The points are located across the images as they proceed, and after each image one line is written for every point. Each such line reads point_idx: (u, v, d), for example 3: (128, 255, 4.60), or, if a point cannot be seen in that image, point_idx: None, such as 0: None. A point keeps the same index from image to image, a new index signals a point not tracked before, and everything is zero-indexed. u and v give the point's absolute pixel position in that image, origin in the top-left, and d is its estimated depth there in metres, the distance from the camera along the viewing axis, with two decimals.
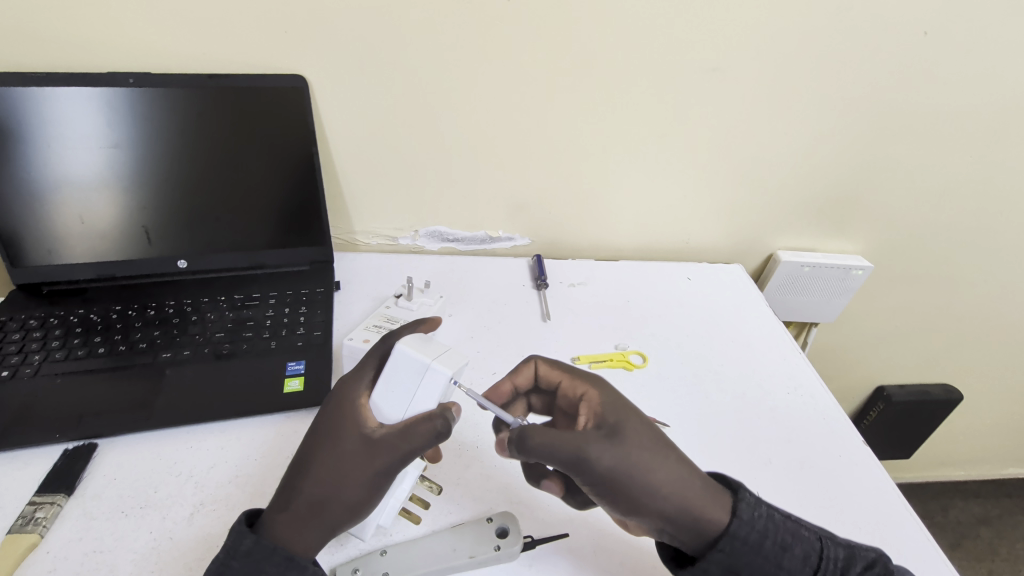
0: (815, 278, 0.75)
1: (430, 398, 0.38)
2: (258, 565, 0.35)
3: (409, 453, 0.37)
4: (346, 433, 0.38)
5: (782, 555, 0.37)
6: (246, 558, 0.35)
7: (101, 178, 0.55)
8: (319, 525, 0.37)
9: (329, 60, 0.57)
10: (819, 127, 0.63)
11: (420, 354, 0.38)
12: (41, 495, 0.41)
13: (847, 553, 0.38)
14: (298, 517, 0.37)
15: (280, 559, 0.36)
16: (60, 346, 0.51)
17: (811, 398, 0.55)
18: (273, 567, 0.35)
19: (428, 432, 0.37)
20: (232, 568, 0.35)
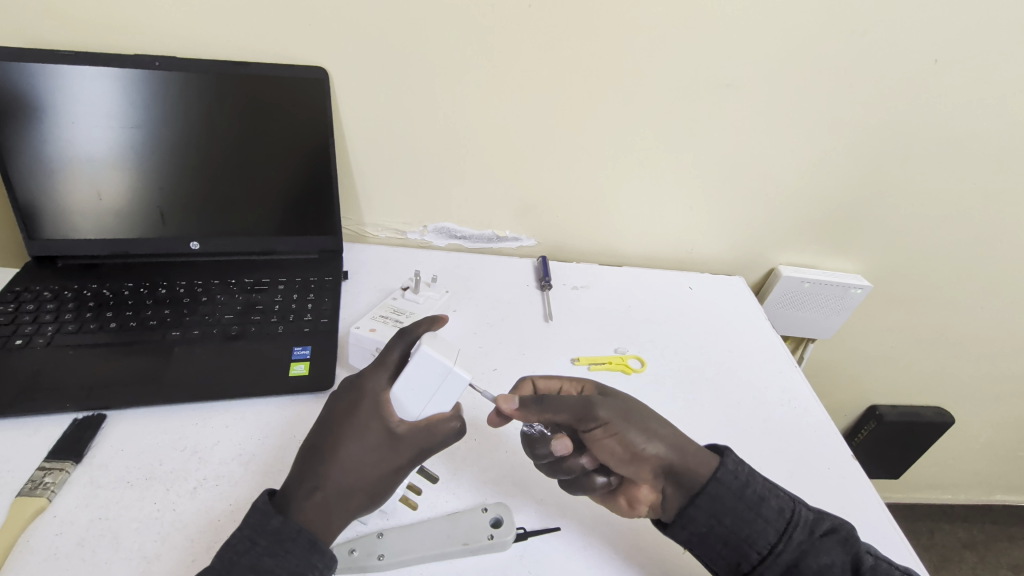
0: (815, 294, 0.76)
1: (451, 397, 0.41)
2: (281, 547, 0.35)
3: (430, 446, 0.41)
4: (371, 426, 0.40)
5: (773, 496, 0.40)
6: (270, 537, 0.36)
7: (121, 156, 0.56)
8: (341, 511, 0.38)
9: (350, 53, 0.58)
10: (826, 146, 0.64)
11: (442, 356, 0.40)
12: (50, 461, 0.42)
13: (815, 515, 0.40)
14: (322, 503, 0.38)
15: (304, 540, 0.36)
16: (73, 319, 0.53)
17: (803, 410, 0.57)
18: (296, 548, 0.35)
19: (450, 429, 0.41)
20: (258, 545, 0.35)
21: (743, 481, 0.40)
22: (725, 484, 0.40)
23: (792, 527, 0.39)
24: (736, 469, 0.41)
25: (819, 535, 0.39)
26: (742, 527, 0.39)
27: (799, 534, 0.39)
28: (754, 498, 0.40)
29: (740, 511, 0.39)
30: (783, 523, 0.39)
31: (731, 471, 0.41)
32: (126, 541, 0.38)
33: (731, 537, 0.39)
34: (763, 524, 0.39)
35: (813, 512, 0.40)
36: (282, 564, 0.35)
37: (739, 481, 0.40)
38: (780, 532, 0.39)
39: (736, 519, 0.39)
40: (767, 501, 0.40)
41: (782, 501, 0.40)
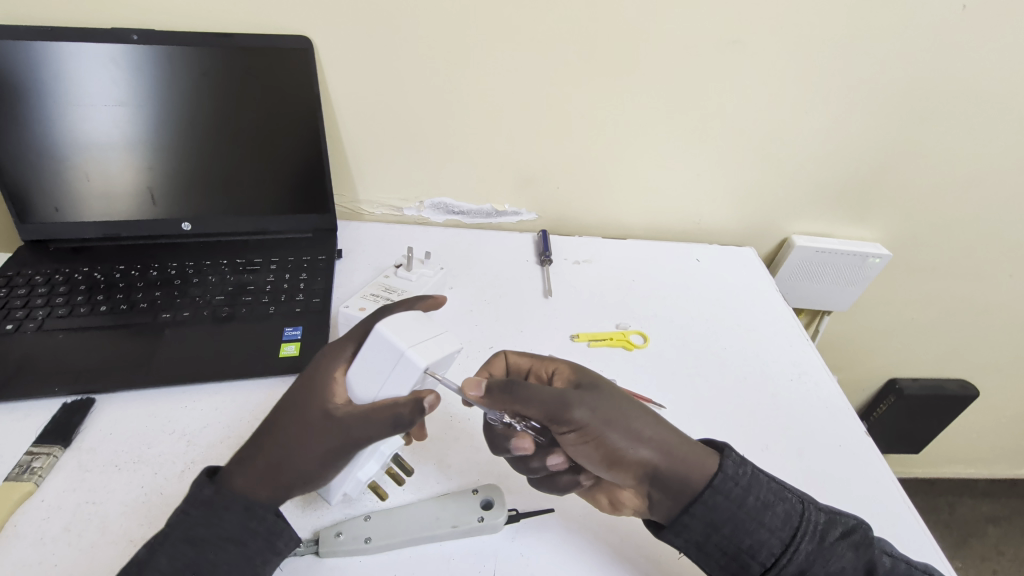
0: (829, 265, 0.72)
1: (404, 385, 0.37)
2: (215, 515, 0.36)
3: (364, 437, 0.37)
4: (313, 403, 0.38)
5: (779, 500, 0.37)
6: (202, 506, 0.36)
7: (104, 135, 0.55)
8: (272, 488, 0.37)
9: (333, 21, 0.55)
10: (842, 106, 0.60)
11: (396, 339, 0.36)
12: (39, 446, 0.42)
13: (828, 518, 0.37)
14: (253, 474, 0.37)
15: (238, 508, 0.36)
16: (64, 303, 0.52)
17: (814, 385, 0.54)
18: (230, 514, 0.36)
19: (388, 418, 0.36)
20: (189, 515, 0.35)
21: (744, 488, 0.37)
22: (724, 493, 0.37)
23: (799, 538, 0.36)
24: (736, 475, 0.37)
25: (830, 542, 0.36)
26: (745, 537, 0.36)
27: (807, 543, 0.36)
28: (756, 507, 0.37)
29: (744, 521, 0.36)
30: (790, 531, 0.36)
31: (731, 478, 0.37)
32: (113, 525, 0.37)
33: (735, 552, 0.36)
34: (767, 533, 0.36)
35: (826, 514, 0.38)
36: (218, 532, 0.35)
37: (740, 488, 0.37)
38: (784, 544, 0.36)
39: (736, 530, 0.36)
40: (773, 507, 0.37)
41: (790, 507, 0.37)
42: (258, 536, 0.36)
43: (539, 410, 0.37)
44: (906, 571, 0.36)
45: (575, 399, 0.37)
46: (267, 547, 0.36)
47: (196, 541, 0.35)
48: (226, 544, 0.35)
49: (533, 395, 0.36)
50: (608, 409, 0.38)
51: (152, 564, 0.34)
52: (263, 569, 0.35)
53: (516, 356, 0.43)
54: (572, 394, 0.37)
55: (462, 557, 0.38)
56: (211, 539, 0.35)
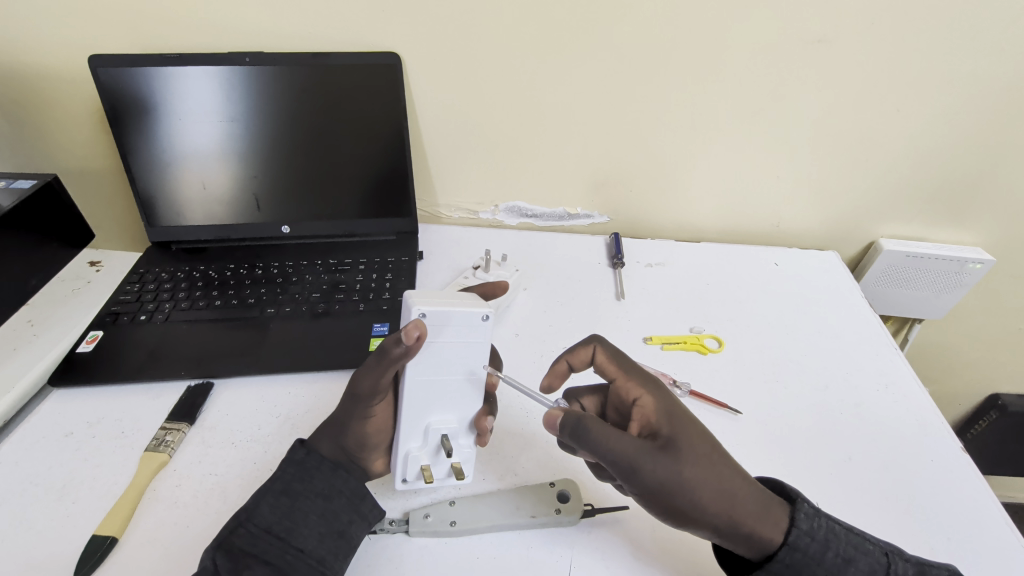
0: (923, 271, 0.68)
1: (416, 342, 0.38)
2: (308, 473, 0.41)
3: (367, 378, 0.39)
4: None
5: (861, 553, 0.35)
6: (296, 465, 0.41)
7: (221, 148, 0.61)
8: (332, 447, 0.42)
9: (422, 36, 0.59)
10: (940, 101, 0.57)
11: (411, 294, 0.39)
12: (171, 422, 0.47)
13: (917, 569, 0.35)
14: (321, 432, 0.43)
15: (326, 466, 0.42)
16: (186, 297, 0.59)
17: (904, 397, 0.52)
18: (320, 473, 0.41)
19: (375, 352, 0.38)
20: (285, 471, 0.41)
21: (822, 542, 0.35)
22: (801, 551, 0.35)
23: None
24: (811, 529, 0.35)
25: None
26: None
27: None
28: (837, 564, 0.35)
29: None
30: None
31: (806, 533, 0.35)
32: (233, 495, 0.43)
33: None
34: None
35: (914, 566, 0.35)
36: (311, 488, 0.41)
37: (817, 542, 0.35)
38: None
39: None
40: (855, 563, 0.35)
41: (873, 560, 0.35)
42: (342, 494, 0.41)
43: (603, 459, 0.36)
44: None
45: (641, 460, 0.35)
46: (351, 504, 0.40)
47: (292, 493, 0.40)
48: (317, 499, 0.40)
49: (599, 444, 0.36)
50: (680, 472, 0.35)
51: (255, 513, 0.39)
52: (348, 526, 0.39)
53: (605, 367, 0.42)
54: (639, 453, 0.35)
55: (541, 546, 0.40)
56: (307, 493, 0.40)
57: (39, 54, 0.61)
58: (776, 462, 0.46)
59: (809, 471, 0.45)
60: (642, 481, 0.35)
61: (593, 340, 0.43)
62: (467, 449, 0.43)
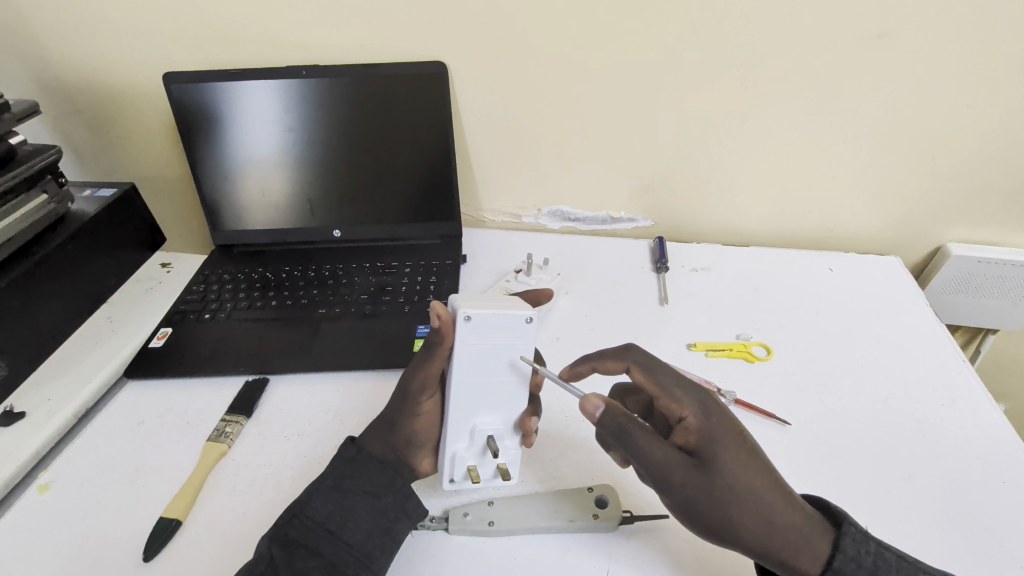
0: (996, 277, 0.64)
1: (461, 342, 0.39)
2: (358, 469, 0.42)
3: (416, 371, 0.41)
4: None
5: None
6: (348, 462, 0.43)
7: (279, 156, 0.65)
8: (380, 445, 0.44)
9: (467, 45, 0.60)
10: (1015, 96, 0.53)
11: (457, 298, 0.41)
12: (230, 414, 0.51)
13: None
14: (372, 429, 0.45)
15: (376, 465, 0.43)
16: (245, 297, 0.63)
17: (971, 413, 0.49)
18: (369, 472, 0.42)
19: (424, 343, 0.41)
20: (338, 467, 0.42)
21: (868, 569, 0.34)
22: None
23: None
24: (857, 555, 0.34)
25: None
26: None
27: None
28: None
29: None
30: None
31: (852, 559, 0.34)
32: (285, 486, 0.45)
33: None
34: None
35: None
36: (360, 485, 0.42)
37: (864, 569, 0.34)
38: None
39: None
40: None
41: None
42: (390, 492, 0.41)
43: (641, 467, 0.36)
44: None
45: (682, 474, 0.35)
46: (398, 504, 0.41)
47: (343, 488, 0.41)
48: (365, 495, 0.41)
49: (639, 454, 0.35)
50: (721, 489, 0.34)
51: (308, 506, 0.40)
52: (394, 523, 0.40)
53: (642, 377, 0.38)
54: (680, 466, 0.35)
55: (577, 550, 0.41)
56: (357, 489, 0.41)
57: (120, 72, 0.66)
58: (826, 476, 0.44)
59: (862, 487, 0.43)
60: (680, 492, 0.35)
61: (626, 357, 0.39)
62: (513, 450, 0.43)
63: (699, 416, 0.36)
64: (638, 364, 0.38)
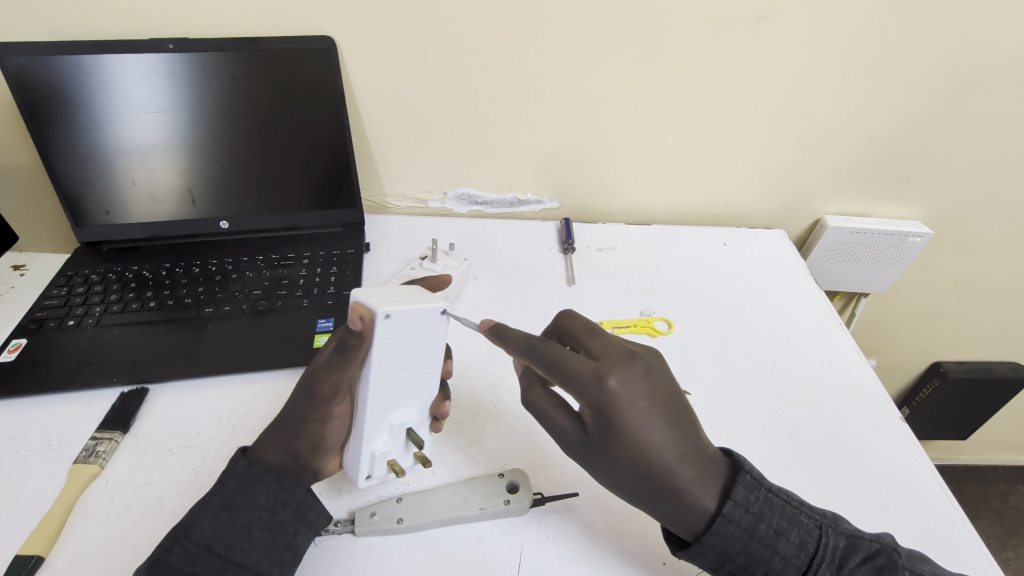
0: (865, 245, 0.70)
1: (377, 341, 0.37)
2: (250, 486, 0.39)
3: (327, 375, 0.39)
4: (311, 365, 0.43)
5: (794, 526, 0.36)
6: (238, 477, 0.40)
7: (148, 140, 0.58)
8: (278, 452, 0.41)
9: (357, 19, 0.57)
10: (876, 79, 0.58)
11: (363, 297, 0.38)
12: (101, 431, 0.45)
13: (846, 542, 0.36)
14: (271, 437, 0.42)
15: (270, 479, 0.40)
16: (118, 299, 0.56)
17: (846, 370, 0.53)
18: (264, 486, 0.40)
19: (337, 348, 0.38)
20: (227, 485, 0.39)
21: (755, 515, 0.35)
22: (735, 523, 0.35)
23: (816, 564, 0.35)
24: (745, 503, 0.35)
25: (851, 567, 0.35)
26: (759, 565, 0.35)
27: (824, 569, 0.35)
28: (769, 535, 0.35)
29: (755, 550, 0.35)
30: (805, 559, 0.35)
31: (740, 506, 0.35)
32: (169, 504, 0.41)
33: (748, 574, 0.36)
34: (782, 561, 0.35)
35: (844, 538, 0.36)
36: (254, 501, 0.39)
37: (751, 515, 0.35)
38: (802, 569, 0.35)
39: (749, 559, 0.35)
40: (787, 535, 0.35)
41: (805, 532, 0.36)
42: (287, 506, 0.39)
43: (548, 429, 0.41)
44: None
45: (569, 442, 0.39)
46: (298, 516, 0.39)
47: (233, 508, 0.38)
48: (260, 513, 0.38)
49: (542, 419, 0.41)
50: (599, 461, 0.37)
51: (193, 529, 0.37)
52: (295, 537, 0.38)
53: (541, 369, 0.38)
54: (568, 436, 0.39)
55: (489, 538, 0.40)
56: (250, 507, 0.39)
57: None
58: (721, 439, 0.46)
59: (754, 445, 0.46)
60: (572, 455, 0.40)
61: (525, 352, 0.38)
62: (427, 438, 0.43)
63: (588, 401, 0.36)
64: (541, 355, 0.38)
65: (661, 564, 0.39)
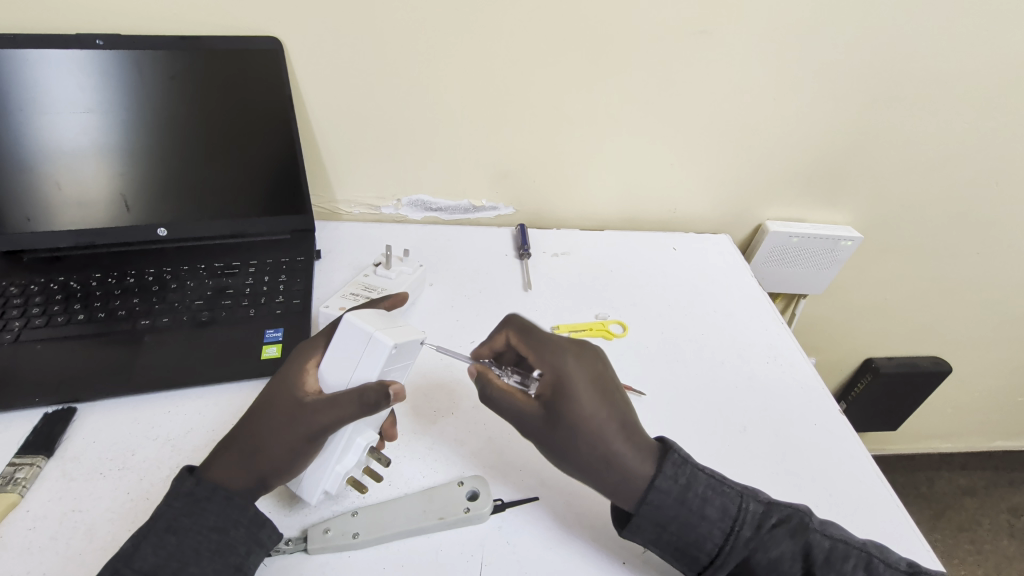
0: (803, 249, 0.74)
1: (374, 367, 0.38)
2: (198, 506, 0.37)
3: (329, 422, 0.37)
4: (282, 395, 0.39)
5: (718, 494, 0.38)
6: (185, 499, 0.37)
7: (74, 142, 0.54)
8: (247, 477, 0.38)
9: (304, 21, 0.55)
10: (807, 92, 0.62)
11: (364, 323, 0.38)
12: (21, 457, 0.42)
13: (764, 508, 0.38)
14: (230, 463, 0.39)
15: (221, 497, 0.37)
16: (40, 313, 0.52)
17: (790, 367, 0.56)
18: (213, 505, 0.37)
19: (353, 404, 0.36)
20: (172, 507, 0.36)
21: (683, 484, 0.37)
22: (666, 494, 0.37)
23: (738, 527, 0.37)
24: (675, 474, 0.37)
25: (768, 529, 0.37)
26: (689, 532, 0.37)
27: (745, 531, 0.37)
28: (696, 503, 0.37)
29: (685, 518, 0.37)
30: (729, 523, 0.37)
31: (670, 477, 0.37)
32: (100, 532, 0.38)
33: (680, 544, 0.37)
34: (708, 526, 0.37)
35: (762, 505, 0.38)
36: (202, 522, 0.36)
37: (679, 485, 0.37)
38: (725, 533, 0.37)
39: (681, 526, 0.37)
40: (712, 502, 0.37)
41: (728, 499, 0.38)
42: (239, 526, 0.36)
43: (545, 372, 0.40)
44: (846, 553, 0.37)
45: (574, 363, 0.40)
46: (250, 538, 0.36)
47: (179, 531, 0.35)
48: (210, 534, 0.36)
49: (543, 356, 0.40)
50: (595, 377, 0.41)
51: (136, 560, 0.34)
52: (245, 559, 0.36)
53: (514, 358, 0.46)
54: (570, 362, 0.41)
55: (448, 548, 0.39)
56: (197, 528, 0.36)
57: None
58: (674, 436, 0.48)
59: (707, 441, 0.48)
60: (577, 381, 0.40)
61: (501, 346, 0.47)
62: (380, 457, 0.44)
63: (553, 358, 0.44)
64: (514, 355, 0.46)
65: (621, 564, 0.39)
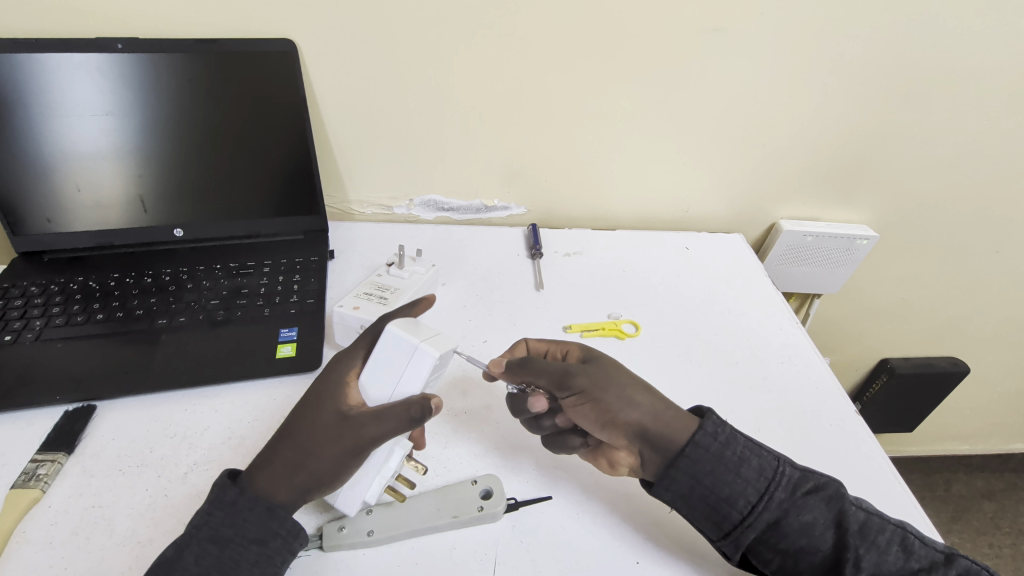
0: (817, 248, 0.73)
1: (419, 378, 0.39)
2: (238, 516, 0.37)
3: (374, 435, 0.37)
4: (324, 409, 0.39)
5: (755, 455, 0.39)
6: (228, 508, 0.37)
7: (93, 144, 0.55)
8: (289, 489, 0.38)
9: (319, 23, 0.56)
10: (822, 90, 0.61)
11: (408, 335, 0.39)
12: (43, 453, 0.42)
13: (800, 474, 0.39)
14: (270, 476, 0.38)
15: (261, 508, 0.37)
16: (60, 312, 0.53)
17: (805, 367, 0.55)
18: (254, 516, 0.37)
19: (401, 415, 0.37)
20: (214, 517, 0.37)
21: (722, 441, 0.39)
22: (705, 448, 0.39)
23: (772, 487, 0.37)
24: (715, 431, 0.39)
25: (802, 496, 0.37)
26: (723, 486, 0.38)
27: (779, 492, 0.38)
28: (733, 460, 0.38)
29: (720, 472, 0.38)
30: (764, 483, 0.38)
31: (710, 433, 0.39)
32: (120, 528, 0.39)
33: (714, 499, 0.38)
34: (742, 483, 0.38)
35: (799, 470, 0.39)
36: (243, 533, 0.36)
37: (719, 442, 0.39)
38: (759, 493, 0.37)
39: (715, 480, 0.38)
40: (748, 461, 0.38)
41: (764, 462, 0.39)
42: (277, 537, 0.37)
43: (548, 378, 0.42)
44: (879, 527, 0.37)
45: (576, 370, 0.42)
46: (285, 547, 0.36)
47: (222, 541, 0.36)
48: (250, 545, 0.36)
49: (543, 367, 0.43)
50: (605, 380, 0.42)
51: (178, 566, 0.34)
52: (281, 568, 0.36)
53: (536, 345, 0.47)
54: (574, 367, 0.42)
55: (463, 546, 0.39)
56: (238, 539, 0.36)
57: None
58: None
59: None
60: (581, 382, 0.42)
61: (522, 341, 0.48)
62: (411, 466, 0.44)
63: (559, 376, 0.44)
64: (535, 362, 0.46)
65: (635, 563, 0.39)
